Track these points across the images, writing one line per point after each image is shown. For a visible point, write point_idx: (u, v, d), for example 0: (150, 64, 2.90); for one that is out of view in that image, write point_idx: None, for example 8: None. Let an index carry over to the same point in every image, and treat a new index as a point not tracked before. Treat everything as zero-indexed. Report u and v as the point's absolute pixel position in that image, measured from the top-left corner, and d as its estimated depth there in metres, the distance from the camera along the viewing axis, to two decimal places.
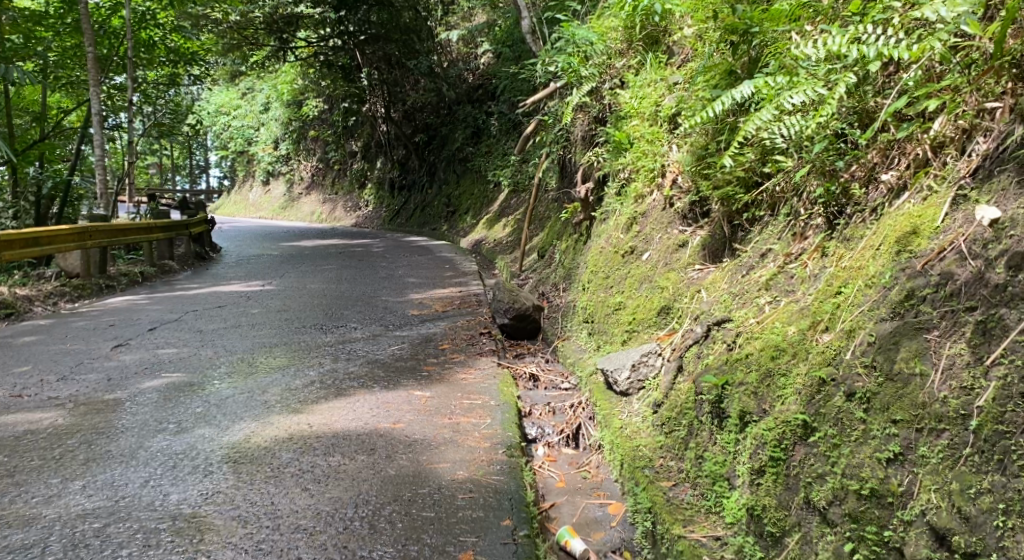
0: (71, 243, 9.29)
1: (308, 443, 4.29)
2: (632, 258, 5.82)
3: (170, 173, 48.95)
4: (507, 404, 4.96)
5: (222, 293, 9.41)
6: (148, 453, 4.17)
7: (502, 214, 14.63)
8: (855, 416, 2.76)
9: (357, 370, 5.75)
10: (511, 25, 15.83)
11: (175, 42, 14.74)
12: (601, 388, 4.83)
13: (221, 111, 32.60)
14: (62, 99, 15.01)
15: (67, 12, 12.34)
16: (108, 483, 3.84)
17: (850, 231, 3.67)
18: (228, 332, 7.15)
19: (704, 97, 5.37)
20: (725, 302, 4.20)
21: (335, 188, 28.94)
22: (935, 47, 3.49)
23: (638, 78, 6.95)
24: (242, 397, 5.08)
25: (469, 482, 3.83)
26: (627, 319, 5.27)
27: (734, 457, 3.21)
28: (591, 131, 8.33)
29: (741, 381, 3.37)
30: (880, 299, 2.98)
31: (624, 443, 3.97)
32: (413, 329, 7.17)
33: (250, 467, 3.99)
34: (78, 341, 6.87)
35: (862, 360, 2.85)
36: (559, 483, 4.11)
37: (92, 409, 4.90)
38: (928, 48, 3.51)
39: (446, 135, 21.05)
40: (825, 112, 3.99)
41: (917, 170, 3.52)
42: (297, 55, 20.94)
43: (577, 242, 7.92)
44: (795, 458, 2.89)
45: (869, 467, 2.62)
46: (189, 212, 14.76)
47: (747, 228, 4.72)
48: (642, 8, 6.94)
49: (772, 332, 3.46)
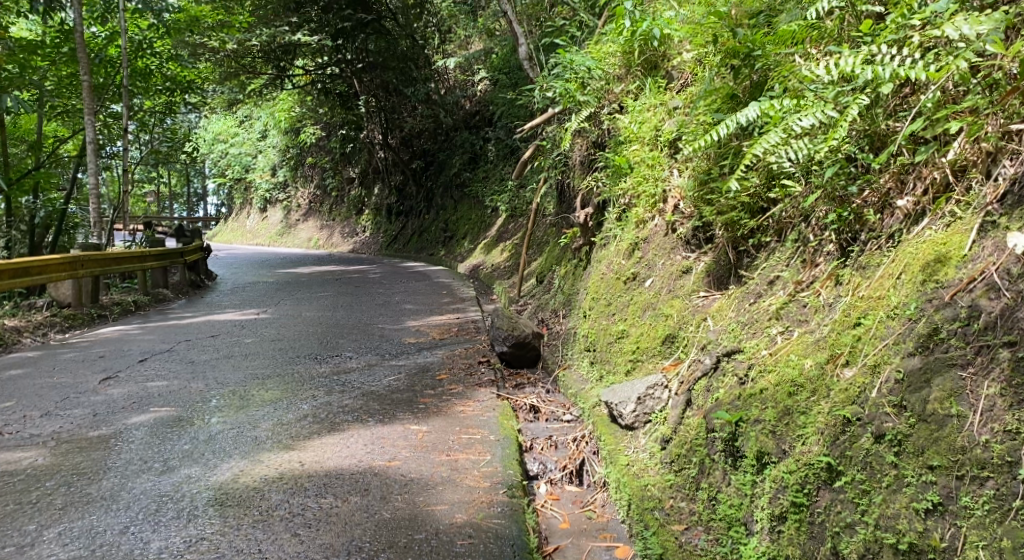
0: (63, 272, 9.13)
1: (299, 483, 4.09)
2: (634, 284, 5.63)
3: (167, 200, 48.80)
4: (507, 439, 4.76)
5: (215, 323, 9.20)
6: (131, 496, 3.96)
7: (499, 239, 14.49)
8: (885, 460, 2.59)
9: (352, 402, 5.55)
10: (507, 52, 15.85)
11: (171, 71, 14.66)
12: (604, 421, 4.63)
13: (218, 139, 33.05)
14: (58, 129, 14.87)
15: (63, 41, 12.30)
16: (85, 530, 3.63)
17: (866, 258, 3.52)
18: (220, 363, 6.94)
19: (704, 122, 5.23)
20: (734, 331, 4.03)
21: (331, 214, 28.81)
22: (959, 67, 3.32)
23: (637, 103, 6.83)
24: (231, 432, 4.88)
25: (468, 527, 3.62)
26: (631, 349, 5.07)
27: (751, 501, 3.02)
28: (589, 155, 8.18)
29: (757, 418, 3.18)
30: (906, 332, 2.82)
31: (631, 482, 3.77)
32: (410, 359, 6.98)
33: (237, 510, 3.79)
34: (66, 374, 6.66)
35: (890, 400, 2.68)
36: (563, 524, 3.90)
37: (75, 447, 4.69)
38: (949, 68, 3.36)
39: (443, 161, 21.00)
40: (837, 134, 3.84)
41: (937, 195, 3.38)
42: (294, 82, 20.70)
43: (577, 267, 7.77)
44: (820, 505, 2.72)
45: (906, 519, 2.45)
46: (185, 239, 14.58)
47: (754, 254, 4.56)
48: (640, 32, 6.88)
49: (787, 365, 3.28)
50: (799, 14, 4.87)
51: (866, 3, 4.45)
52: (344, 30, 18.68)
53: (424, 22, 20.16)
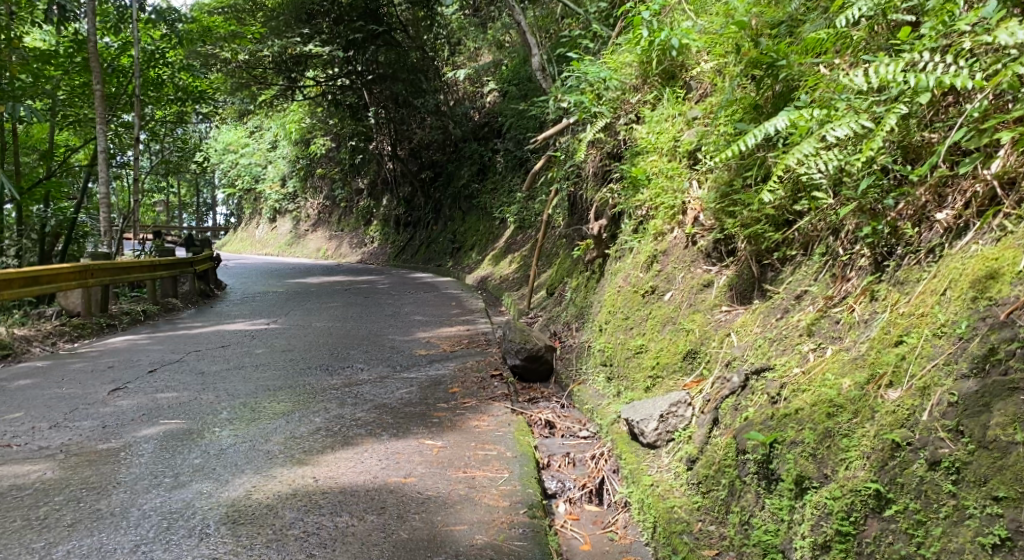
0: (73, 281, 9.07)
1: (314, 500, 3.96)
2: (652, 298, 5.49)
3: (178, 210, 49.08)
4: (525, 456, 4.62)
5: (225, 333, 9.10)
6: (142, 512, 3.85)
7: (508, 250, 14.40)
8: (942, 489, 2.49)
9: (365, 415, 5.43)
10: (519, 63, 15.74)
11: (183, 81, 14.60)
12: (624, 439, 4.48)
13: (229, 149, 33.20)
14: (70, 138, 14.85)
15: (77, 51, 12.36)
16: (94, 549, 3.51)
17: (903, 274, 3.40)
18: (230, 374, 6.82)
19: (726, 133, 5.12)
20: (762, 348, 3.90)
21: (340, 225, 28.84)
22: (1013, 73, 3.20)
23: (654, 113, 6.71)
24: (243, 446, 4.76)
25: (489, 549, 3.50)
26: (650, 364, 4.93)
27: (789, 527, 2.90)
28: (604, 167, 8.04)
29: (795, 440, 3.05)
30: (958, 352, 2.73)
31: (656, 503, 3.63)
32: (421, 371, 6.86)
33: (250, 528, 3.67)
34: (75, 384, 6.55)
35: (943, 424, 2.59)
36: (584, 545, 3.78)
37: (85, 460, 4.58)
38: (1002, 77, 3.24)
39: (452, 172, 20.95)
40: (874, 144, 3.69)
41: (982, 208, 3.26)
42: (305, 93, 20.71)
43: (589, 279, 7.64)
44: (868, 535, 2.61)
45: (972, 554, 2.34)
46: (194, 249, 14.48)
47: (778, 268, 4.44)
48: (659, 42, 6.78)
49: (823, 384, 3.17)
50: (825, 23, 4.73)
51: (898, 12, 4.31)
52: (355, 42, 18.65)
53: (434, 34, 19.87)
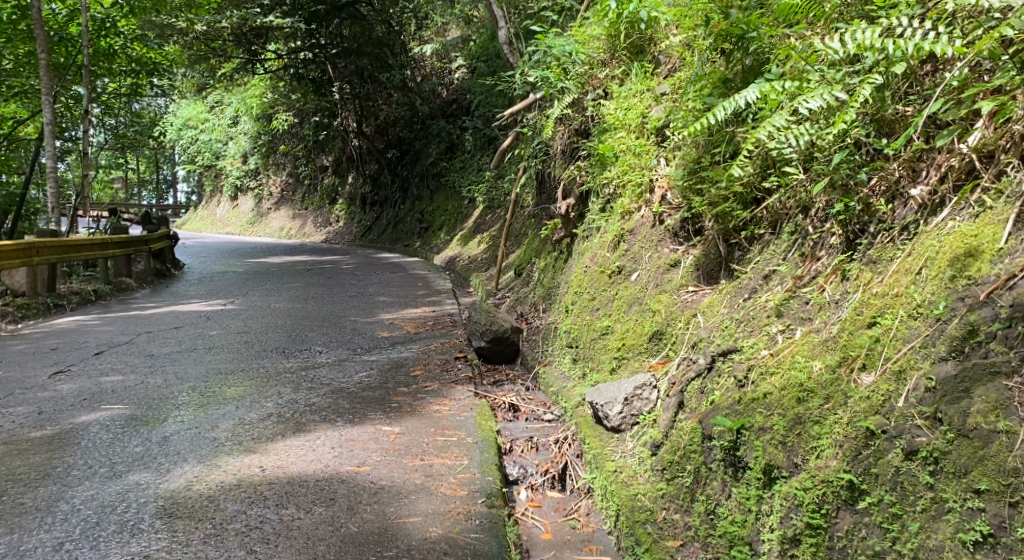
0: (18, 261, 8.61)
1: (258, 491, 3.75)
2: (619, 278, 5.31)
3: (136, 187, 47.85)
4: (486, 441, 4.44)
5: (179, 314, 8.75)
6: (70, 506, 3.60)
7: (476, 231, 14.18)
8: (918, 481, 2.38)
9: (320, 400, 5.19)
10: (486, 39, 15.41)
11: (136, 51, 14.05)
12: (588, 423, 4.31)
13: (188, 125, 32.21)
14: (17, 111, 14.18)
15: (21, 17, 11.50)
16: (13, 548, 3.26)
17: (876, 252, 3.26)
18: (180, 357, 6.52)
19: (695, 108, 4.93)
20: (728, 330, 3.74)
21: (304, 203, 28.32)
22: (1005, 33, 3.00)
23: (622, 89, 6.49)
24: (188, 433, 4.51)
25: (443, 543, 3.31)
26: (615, 345, 4.77)
27: (757, 518, 2.77)
28: (571, 144, 7.81)
29: (763, 426, 2.92)
30: (935, 335, 2.62)
31: (619, 491, 3.47)
32: (382, 354, 6.63)
33: (187, 522, 3.45)
34: (13, 367, 6.21)
35: (920, 410, 2.48)
36: (545, 534, 3.62)
37: (15, 449, 4.30)
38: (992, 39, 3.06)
39: (419, 150, 20.63)
40: (847, 116, 3.56)
41: (959, 182, 3.14)
42: (266, 66, 19.53)
43: (557, 259, 7.45)
44: (841, 528, 2.50)
45: (952, 551, 2.23)
46: (150, 227, 14.00)
47: (746, 247, 4.28)
48: (626, 15, 6.56)
49: (792, 366, 3.03)
50: None
51: None
52: (318, 14, 17.75)
53: (401, 8, 19.27)
